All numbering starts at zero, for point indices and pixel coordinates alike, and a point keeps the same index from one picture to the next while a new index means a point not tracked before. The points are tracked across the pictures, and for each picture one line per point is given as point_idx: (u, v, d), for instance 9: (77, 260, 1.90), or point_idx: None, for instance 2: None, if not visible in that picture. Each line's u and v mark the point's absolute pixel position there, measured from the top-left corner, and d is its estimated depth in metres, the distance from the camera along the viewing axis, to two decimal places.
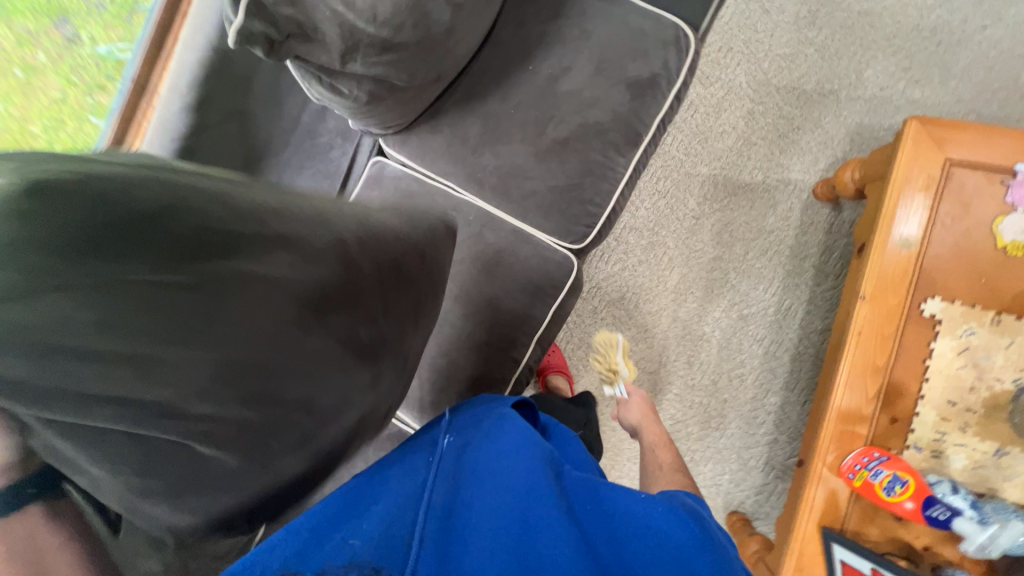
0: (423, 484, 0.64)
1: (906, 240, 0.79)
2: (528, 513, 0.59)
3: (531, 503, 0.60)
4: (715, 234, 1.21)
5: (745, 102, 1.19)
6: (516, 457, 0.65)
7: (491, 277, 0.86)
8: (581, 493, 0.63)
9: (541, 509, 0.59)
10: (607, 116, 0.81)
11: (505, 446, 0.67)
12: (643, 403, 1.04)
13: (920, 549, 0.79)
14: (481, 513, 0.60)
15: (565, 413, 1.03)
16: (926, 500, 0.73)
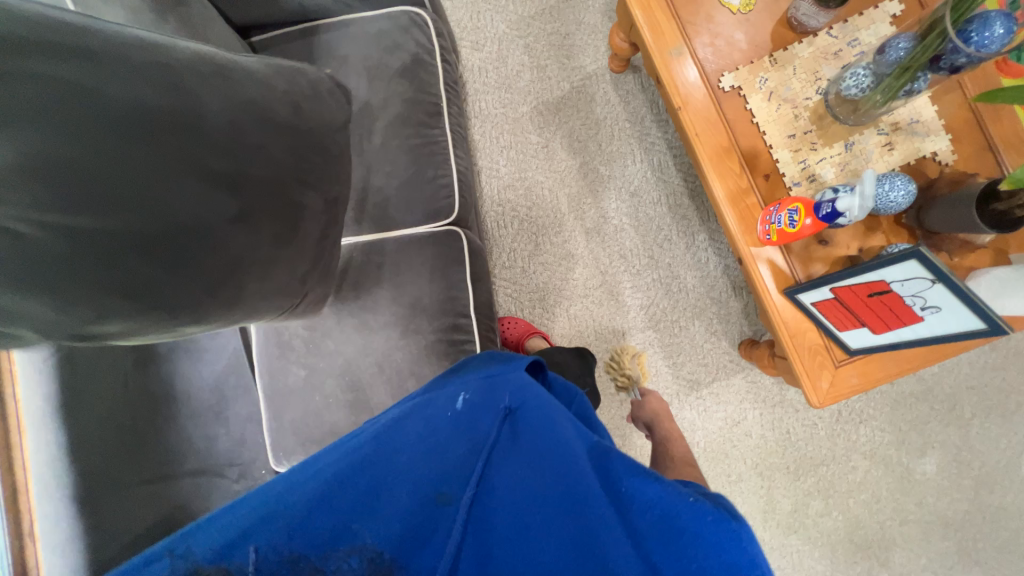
0: (437, 443, 0.62)
1: (676, 50, 0.94)
2: (544, 490, 0.57)
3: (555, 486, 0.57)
4: (569, 148, 1.33)
5: (517, 41, 1.34)
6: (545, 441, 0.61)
7: (402, 288, 0.90)
8: (619, 484, 0.54)
9: (559, 491, 0.57)
10: (402, 106, 0.90)
11: (539, 420, 0.63)
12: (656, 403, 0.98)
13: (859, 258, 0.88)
14: (497, 493, 0.59)
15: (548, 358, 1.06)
16: (819, 211, 0.82)
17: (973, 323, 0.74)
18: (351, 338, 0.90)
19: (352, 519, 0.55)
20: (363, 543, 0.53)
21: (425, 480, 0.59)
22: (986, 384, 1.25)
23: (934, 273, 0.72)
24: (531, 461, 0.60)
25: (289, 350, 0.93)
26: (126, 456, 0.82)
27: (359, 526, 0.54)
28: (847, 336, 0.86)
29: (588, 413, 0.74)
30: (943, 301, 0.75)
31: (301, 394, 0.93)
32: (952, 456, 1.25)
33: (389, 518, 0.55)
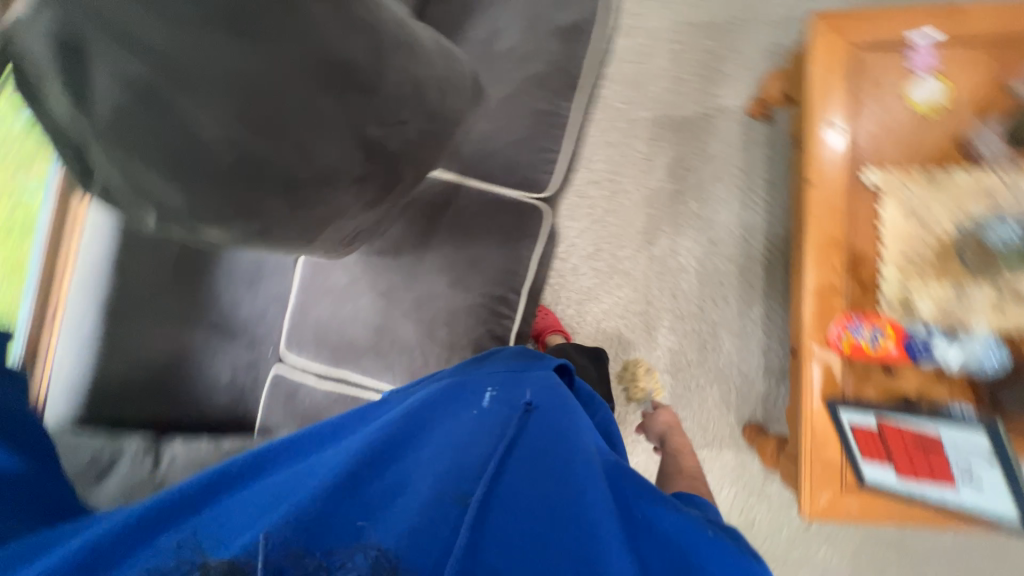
0: (455, 443, 0.61)
1: (835, 122, 0.88)
2: (562, 509, 0.54)
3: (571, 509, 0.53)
4: (670, 170, 1.28)
5: (668, 45, 1.28)
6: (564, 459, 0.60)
7: (470, 241, 0.88)
8: (636, 511, 0.56)
9: (580, 513, 0.53)
10: (544, 66, 0.86)
11: (556, 430, 0.64)
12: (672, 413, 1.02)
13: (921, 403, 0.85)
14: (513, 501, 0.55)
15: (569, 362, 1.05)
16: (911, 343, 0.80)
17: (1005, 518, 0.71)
18: (402, 266, 0.90)
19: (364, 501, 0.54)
20: (369, 540, 0.49)
21: (439, 480, 0.56)
22: (962, 565, 1.22)
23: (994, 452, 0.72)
24: (548, 475, 0.58)
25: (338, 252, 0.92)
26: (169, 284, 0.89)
27: (366, 524, 0.51)
28: (870, 469, 0.83)
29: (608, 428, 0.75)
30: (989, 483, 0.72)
31: (334, 297, 0.93)
32: None
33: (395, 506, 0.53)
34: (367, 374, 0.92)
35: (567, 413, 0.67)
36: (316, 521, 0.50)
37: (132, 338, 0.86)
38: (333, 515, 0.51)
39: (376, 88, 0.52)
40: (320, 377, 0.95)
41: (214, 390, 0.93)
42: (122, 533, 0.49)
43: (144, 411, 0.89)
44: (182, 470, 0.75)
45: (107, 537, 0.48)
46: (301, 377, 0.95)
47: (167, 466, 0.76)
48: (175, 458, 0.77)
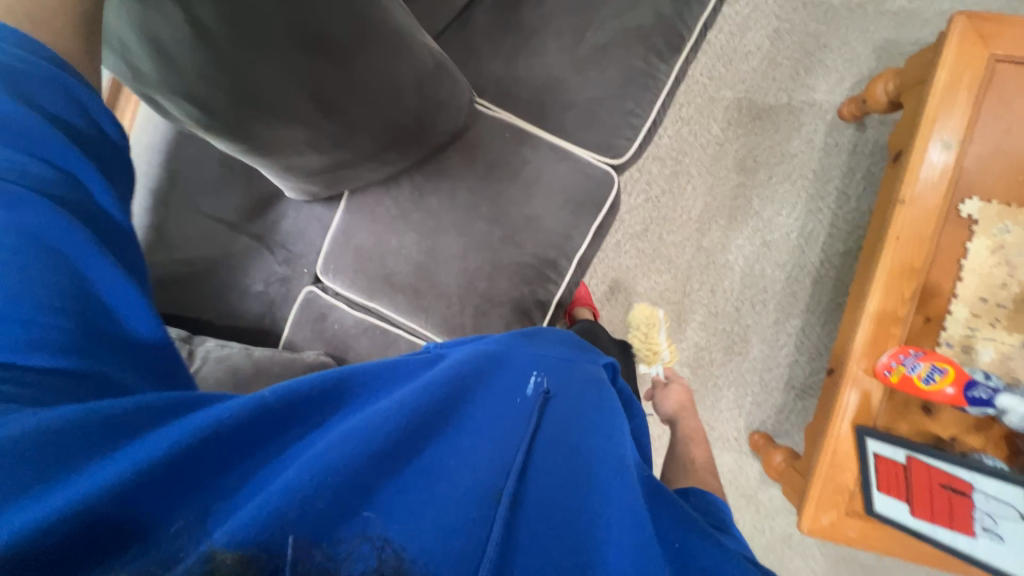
0: (490, 432, 0.50)
1: (944, 142, 0.79)
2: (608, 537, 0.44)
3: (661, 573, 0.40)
4: (739, 160, 1.20)
5: (771, 21, 1.16)
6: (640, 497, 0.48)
7: (531, 196, 0.84)
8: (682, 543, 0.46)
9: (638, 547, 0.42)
10: (648, 18, 0.78)
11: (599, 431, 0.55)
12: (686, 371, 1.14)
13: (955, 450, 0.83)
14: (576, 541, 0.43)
15: (599, 337, 1.03)
16: (966, 382, 0.77)
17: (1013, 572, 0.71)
18: (455, 209, 0.86)
19: (399, 497, 0.42)
20: (377, 532, 0.39)
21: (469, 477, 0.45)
22: None
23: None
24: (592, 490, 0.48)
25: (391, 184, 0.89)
26: (219, 185, 0.87)
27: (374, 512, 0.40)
28: (885, 500, 0.83)
29: (641, 436, 0.71)
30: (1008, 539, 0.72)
31: (379, 227, 0.90)
32: None
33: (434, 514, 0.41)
34: (400, 311, 0.91)
35: (613, 419, 0.58)
36: (331, 512, 0.38)
37: (176, 230, 0.85)
38: (353, 506, 0.39)
39: (347, 49, 0.62)
40: (352, 305, 0.94)
41: (244, 299, 0.92)
42: (114, 492, 0.33)
43: (177, 307, 0.89)
44: (212, 374, 0.76)
45: (93, 498, 0.33)
46: (333, 301, 0.94)
47: (197, 366, 0.76)
48: (206, 360, 0.78)
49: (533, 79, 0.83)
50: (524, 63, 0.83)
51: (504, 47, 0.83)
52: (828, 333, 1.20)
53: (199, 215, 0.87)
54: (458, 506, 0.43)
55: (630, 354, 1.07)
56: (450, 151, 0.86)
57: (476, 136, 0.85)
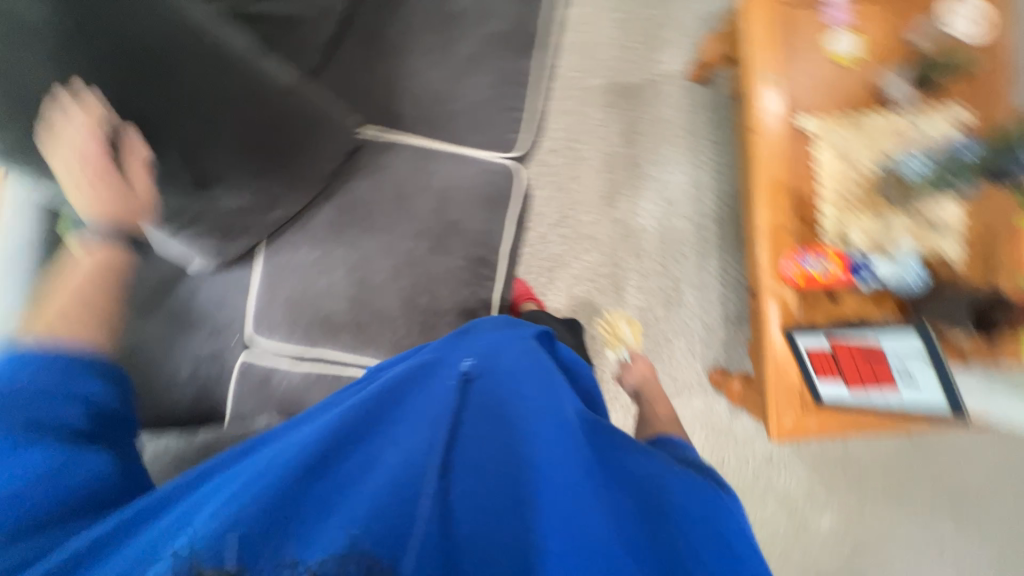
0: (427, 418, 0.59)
1: (769, 77, 0.96)
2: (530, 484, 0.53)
3: (581, 504, 0.52)
4: (624, 136, 1.33)
5: (612, 14, 1.33)
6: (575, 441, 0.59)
7: (447, 204, 0.87)
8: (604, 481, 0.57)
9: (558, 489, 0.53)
10: (504, 25, 0.87)
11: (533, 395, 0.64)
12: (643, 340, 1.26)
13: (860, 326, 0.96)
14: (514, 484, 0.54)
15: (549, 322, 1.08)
16: (847, 262, 0.92)
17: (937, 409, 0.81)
18: (375, 234, 0.87)
19: (350, 484, 0.51)
20: (335, 541, 0.44)
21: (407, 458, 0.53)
22: (897, 471, 1.39)
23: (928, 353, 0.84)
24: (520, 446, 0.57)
25: (304, 228, 0.88)
26: None
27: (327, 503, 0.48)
28: (827, 386, 0.91)
29: (591, 393, 0.79)
30: (923, 381, 0.84)
31: (303, 273, 0.88)
32: (849, 524, 1.39)
33: (377, 489, 0.50)
34: (347, 351, 0.88)
35: (550, 382, 0.67)
36: (281, 512, 0.46)
37: None
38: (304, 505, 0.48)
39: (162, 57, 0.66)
40: (295, 360, 0.89)
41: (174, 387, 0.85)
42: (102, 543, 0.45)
43: None
44: None
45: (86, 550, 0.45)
46: (274, 360, 0.89)
47: None
48: None
49: (417, 97, 0.87)
50: (404, 85, 0.87)
51: (381, 75, 0.87)
52: (743, 264, 1.34)
53: None
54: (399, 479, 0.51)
55: (582, 335, 1.11)
56: (355, 181, 0.87)
57: (378, 161, 0.87)
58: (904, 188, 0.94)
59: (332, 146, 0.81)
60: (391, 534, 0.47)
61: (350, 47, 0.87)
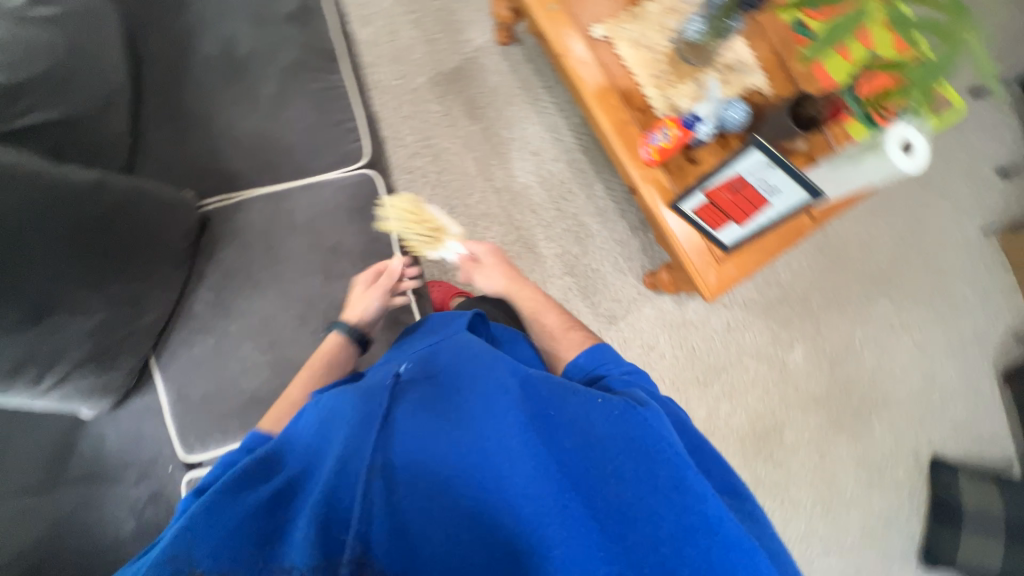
0: (360, 422, 0.60)
1: (551, 9, 1.08)
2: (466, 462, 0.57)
3: (523, 475, 0.55)
4: (468, 115, 1.40)
5: (405, 17, 1.39)
6: (514, 405, 0.60)
7: (321, 233, 0.86)
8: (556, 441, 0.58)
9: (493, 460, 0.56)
10: (294, 52, 0.88)
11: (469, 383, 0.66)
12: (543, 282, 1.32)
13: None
14: (460, 451, 0.58)
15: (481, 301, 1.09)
16: (685, 120, 1.00)
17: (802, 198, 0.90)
18: (264, 293, 0.84)
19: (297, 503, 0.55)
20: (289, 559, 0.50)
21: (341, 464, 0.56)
22: (823, 284, 1.57)
23: (769, 158, 0.86)
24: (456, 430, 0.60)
25: (189, 322, 0.82)
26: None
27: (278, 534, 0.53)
28: (724, 233, 1.03)
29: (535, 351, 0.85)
30: (781, 182, 0.89)
31: (210, 365, 0.83)
32: (812, 345, 1.54)
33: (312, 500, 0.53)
34: None
35: (489, 363, 0.68)
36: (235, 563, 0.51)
37: None
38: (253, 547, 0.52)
39: None
40: None
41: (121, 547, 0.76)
42: None
43: None
44: None
45: None
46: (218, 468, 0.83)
47: None
48: None
49: (243, 150, 0.86)
50: (225, 144, 0.85)
51: (197, 144, 0.85)
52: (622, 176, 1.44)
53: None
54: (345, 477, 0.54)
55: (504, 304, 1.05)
56: (220, 253, 0.84)
57: (233, 223, 0.84)
58: (697, 48, 1.06)
59: (177, 230, 0.77)
60: (332, 538, 0.51)
61: (153, 132, 0.84)
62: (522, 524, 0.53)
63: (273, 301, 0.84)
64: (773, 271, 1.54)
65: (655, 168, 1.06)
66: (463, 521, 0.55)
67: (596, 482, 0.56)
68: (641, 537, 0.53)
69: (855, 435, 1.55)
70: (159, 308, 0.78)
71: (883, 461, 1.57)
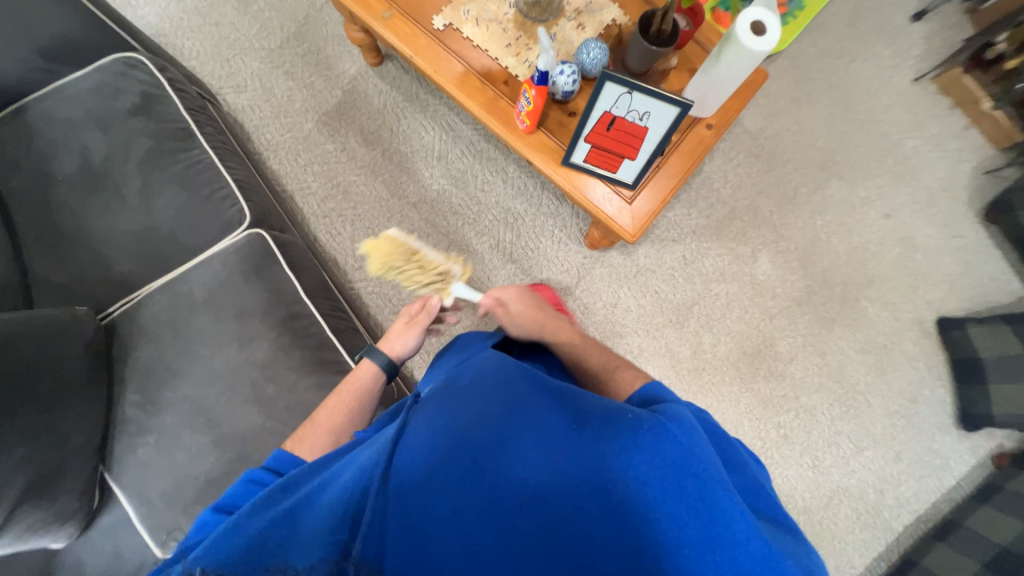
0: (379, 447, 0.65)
1: (386, 14, 1.06)
2: (473, 465, 0.58)
3: (531, 476, 0.56)
4: (365, 143, 1.41)
5: (274, 71, 1.40)
6: (532, 412, 0.63)
7: (222, 303, 0.86)
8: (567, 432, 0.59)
9: (502, 459, 0.58)
10: (149, 141, 0.90)
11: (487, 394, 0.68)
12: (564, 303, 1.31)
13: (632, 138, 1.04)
14: (470, 450, 0.60)
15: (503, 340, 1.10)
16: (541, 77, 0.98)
17: (672, 115, 0.87)
18: (189, 376, 0.85)
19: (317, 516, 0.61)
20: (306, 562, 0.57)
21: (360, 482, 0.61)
22: (768, 187, 1.52)
23: (625, 88, 0.85)
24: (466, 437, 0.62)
25: (127, 426, 0.84)
26: None
27: (299, 540, 0.59)
28: (622, 170, 1.01)
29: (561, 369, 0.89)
30: (647, 105, 0.87)
31: (161, 460, 0.84)
32: (776, 251, 1.49)
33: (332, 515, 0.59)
34: None
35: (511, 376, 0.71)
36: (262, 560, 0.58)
37: None
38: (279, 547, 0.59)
39: None
40: None
41: None
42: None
43: None
44: None
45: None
46: None
47: None
48: None
49: (128, 249, 0.87)
50: (108, 249, 0.87)
51: (81, 258, 0.86)
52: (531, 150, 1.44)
53: None
54: (364, 481, 0.61)
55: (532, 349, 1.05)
56: (136, 352, 0.85)
57: (139, 320, 0.86)
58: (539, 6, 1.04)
59: (77, 346, 0.79)
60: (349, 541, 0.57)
61: (35, 259, 0.85)
62: (533, 523, 0.54)
63: (198, 382, 0.85)
64: (713, 192, 1.50)
65: (535, 133, 1.05)
66: (470, 523, 0.56)
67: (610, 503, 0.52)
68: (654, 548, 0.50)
69: (851, 325, 1.49)
70: (86, 423, 0.79)
71: (888, 341, 1.51)
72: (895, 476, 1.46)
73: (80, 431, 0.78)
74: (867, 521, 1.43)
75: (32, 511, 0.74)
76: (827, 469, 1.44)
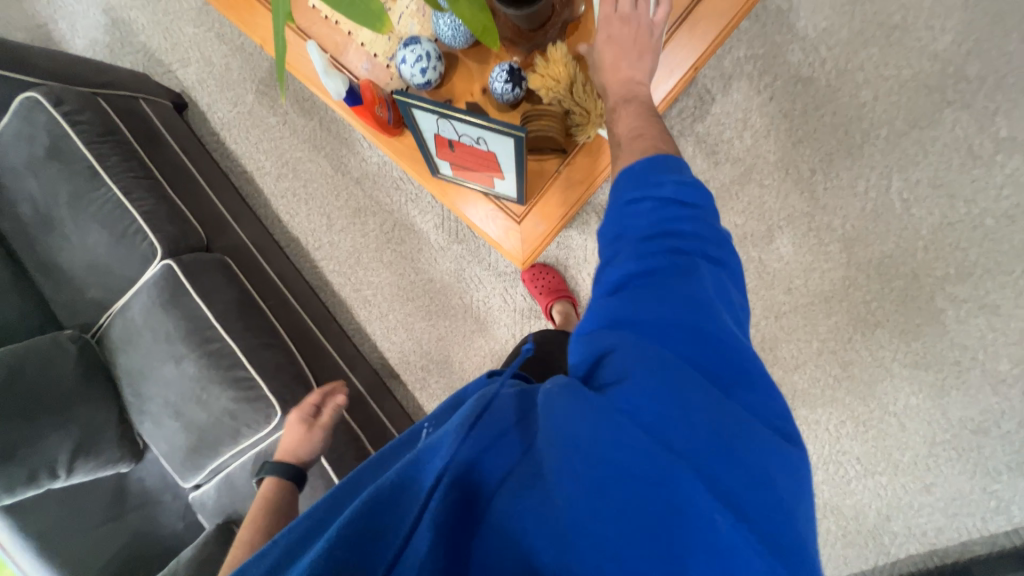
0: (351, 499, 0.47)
1: None
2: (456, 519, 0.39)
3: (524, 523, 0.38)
4: (303, 112, 1.32)
5: (209, 36, 1.33)
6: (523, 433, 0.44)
7: (156, 327, 1.04)
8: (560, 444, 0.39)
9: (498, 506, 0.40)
10: (68, 184, 1.01)
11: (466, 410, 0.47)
12: (551, 275, 1.25)
13: (565, 116, 0.76)
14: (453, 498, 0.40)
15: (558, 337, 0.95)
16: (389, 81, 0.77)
17: (511, 142, 0.66)
18: (153, 380, 1.09)
19: None
20: None
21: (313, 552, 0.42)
22: (818, 130, 1.03)
23: (439, 112, 0.65)
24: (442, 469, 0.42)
25: (130, 410, 1.14)
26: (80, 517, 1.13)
27: None
28: (501, 187, 0.78)
29: None
30: (475, 132, 0.67)
31: (157, 434, 1.15)
32: (806, 227, 1.07)
33: None
34: (214, 458, 1.12)
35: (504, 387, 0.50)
36: None
37: None
38: None
39: None
40: (210, 480, 1.16)
41: (167, 540, 1.19)
42: None
43: None
44: None
45: None
46: (201, 493, 1.17)
47: None
48: None
49: (90, 279, 1.07)
50: (78, 278, 1.07)
51: (65, 285, 1.09)
52: None
53: (88, 532, 1.12)
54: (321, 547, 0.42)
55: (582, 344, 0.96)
56: (119, 358, 1.10)
57: (114, 336, 1.09)
58: None
59: (69, 361, 1.07)
60: None
61: (42, 286, 1.11)
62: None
63: (160, 387, 1.09)
64: (723, 144, 1.07)
65: (402, 133, 0.84)
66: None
67: (583, 423, 0.39)
68: (649, 452, 0.37)
69: (905, 332, 1.08)
70: (102, 409, 1.11)
71: (968, 357, 1.06)
72: (924, 509, 1.14)
73: (100, 414, 1.10)
74: (855, 541, 1.18)
75: (87, 460, 1.07)
76: (816, 486, 1.21)
